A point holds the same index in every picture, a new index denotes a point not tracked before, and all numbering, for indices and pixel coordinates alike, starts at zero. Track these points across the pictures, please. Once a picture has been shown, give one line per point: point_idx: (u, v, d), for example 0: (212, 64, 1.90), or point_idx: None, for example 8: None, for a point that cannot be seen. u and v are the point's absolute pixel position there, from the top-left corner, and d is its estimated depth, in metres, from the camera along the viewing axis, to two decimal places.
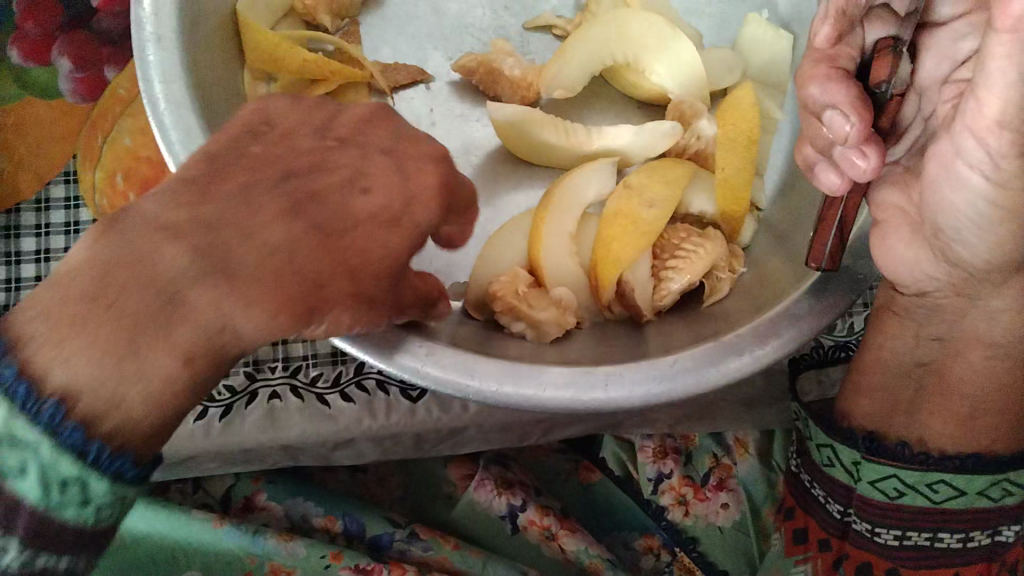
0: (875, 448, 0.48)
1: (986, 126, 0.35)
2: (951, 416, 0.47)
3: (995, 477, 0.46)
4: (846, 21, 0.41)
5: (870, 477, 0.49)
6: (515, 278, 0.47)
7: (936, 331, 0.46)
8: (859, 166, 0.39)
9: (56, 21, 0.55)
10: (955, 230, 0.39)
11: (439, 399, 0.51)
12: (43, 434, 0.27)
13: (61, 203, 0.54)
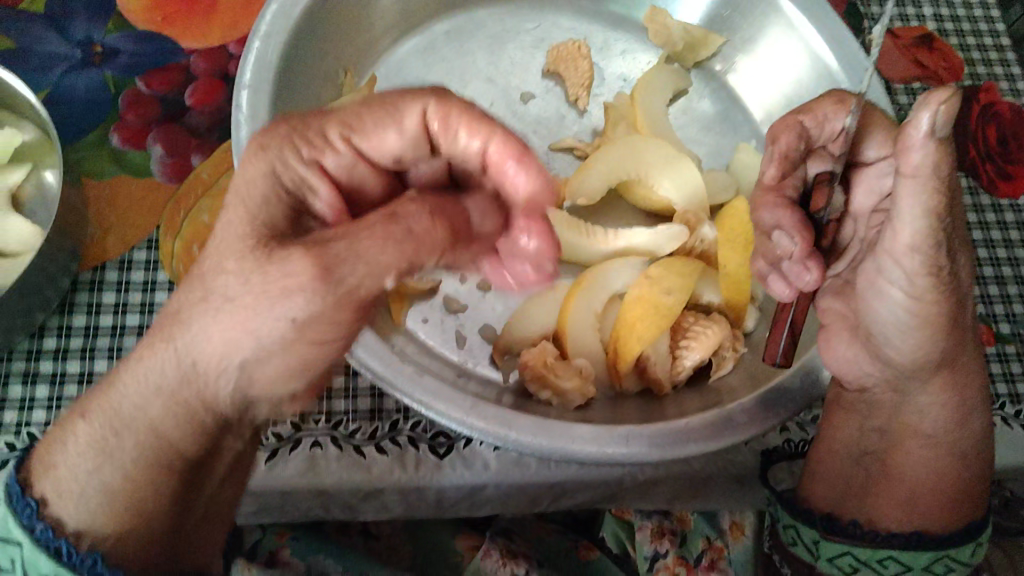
0: (831, 526, 0.52)
1: (902, 251, 0.43)
2: (895, 499, 0.52)
3: (937, 554, 0.51)
4: (789, 162, 0.51)
5: (829, 555, 0.52)
6: (545, 350, 0.55)
7: (878, 423, 0.53)
8: (805, 278, 0.46)
9: (155, 113, 0.65)
10: (886, 335, 0.48)
11: (463, 457, 0.56)
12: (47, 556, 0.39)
13: (142, 264, 0.61)
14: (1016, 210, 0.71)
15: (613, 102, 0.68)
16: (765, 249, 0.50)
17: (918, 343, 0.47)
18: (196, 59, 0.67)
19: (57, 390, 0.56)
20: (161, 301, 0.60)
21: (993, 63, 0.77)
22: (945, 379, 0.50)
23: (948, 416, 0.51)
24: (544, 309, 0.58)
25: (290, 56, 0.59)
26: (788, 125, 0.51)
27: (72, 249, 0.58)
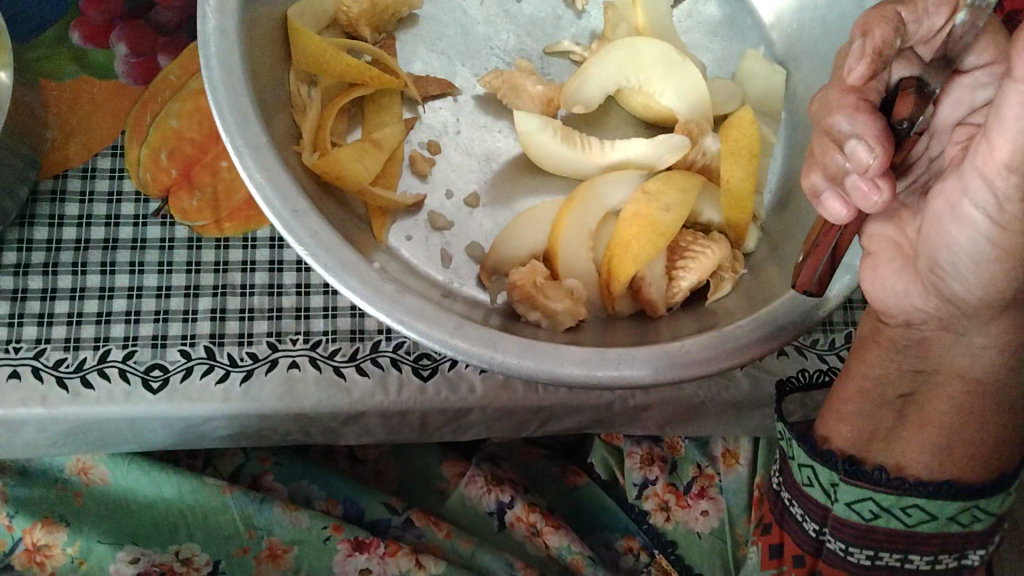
0: (853, 470, 0.46)
1: (995, 168, 0.37)
2: (928, 443, 0.46)
3: (967, 504, 0.44)
4: (880, 61, 0.43)
5: (845, 499, 0.47)
6: (535, 270, 0.52)
7: (916, 363, 0.47)
8: (870, 198, 0.40)
9: (119, 9, 0.60)
10: (952, 265, 0.42)
11: (448, 381, 0.54)
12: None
13: (107, 173, 0.57)
14: None
15: (614, 1, 0.62)
16: (820, 159, 0.45)
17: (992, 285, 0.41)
18: None
19: (19, 305, 0.53)
20: (127, 213, 0.56)
21: None
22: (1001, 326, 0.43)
23: (998, 358, 0.44)
24: (535, 225, 0.55)
25: None
26: (884, 16, 0.44)
27: (27, 157, 0.54)
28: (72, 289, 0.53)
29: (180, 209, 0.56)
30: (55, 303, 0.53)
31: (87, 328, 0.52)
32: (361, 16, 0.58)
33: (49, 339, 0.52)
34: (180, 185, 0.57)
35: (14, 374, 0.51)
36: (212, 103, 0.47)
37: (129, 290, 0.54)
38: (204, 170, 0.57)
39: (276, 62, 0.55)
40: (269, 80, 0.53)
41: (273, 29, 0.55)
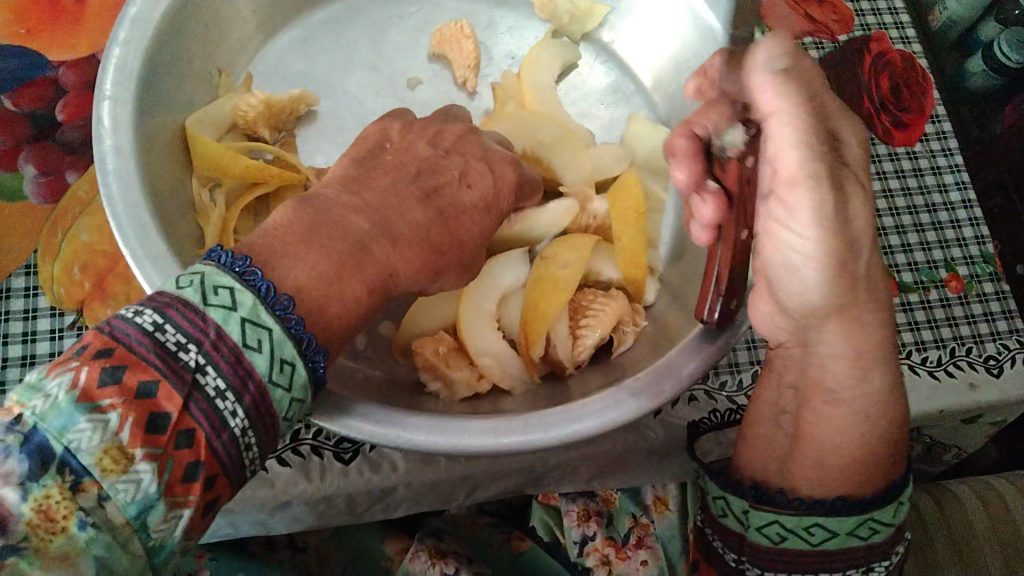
0: (759, 496, 0.50)
1: (784, 188, 0.43)
2: (821, 469, 0.49)
3: (861, 517, 0.48)
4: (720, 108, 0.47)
5: (756, 525, 0.50)
6: (439, 341, 0.54)
7: (792, 380, 0.50)
8: (702, 210, 0.50)
9: (24, 133, 0.62)
10: (779, 282, 0.47)
11: (370, 463, 0.55)
12: (278, 320, 0.36)
13: (21, 293, 0.58)
14: (911, 158, 0.71)
15: (501, 82, 0.66)
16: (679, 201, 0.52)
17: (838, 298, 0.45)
18: (65, 73, 0.64)
19: None
20: (43, 328, 0.57)
21: (883, 13, 0.77)
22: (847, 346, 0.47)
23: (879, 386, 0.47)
24: (442, 302, 0.56)
25: (152, 62, 0.56)
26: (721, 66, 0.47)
27: None
28: None
29: (95, 318, 0.58)
30: None
31: None
32: (258, 118, 0.61)
33: None
34: (94, 296, 0.58)
35: None
36: (110, 215, 0.49)
37: None
38: (117, 279, 0.58)
39: (176, 170, 0.57)
40: (168, 189, 0.55)
41: (172, 140, 0.58)
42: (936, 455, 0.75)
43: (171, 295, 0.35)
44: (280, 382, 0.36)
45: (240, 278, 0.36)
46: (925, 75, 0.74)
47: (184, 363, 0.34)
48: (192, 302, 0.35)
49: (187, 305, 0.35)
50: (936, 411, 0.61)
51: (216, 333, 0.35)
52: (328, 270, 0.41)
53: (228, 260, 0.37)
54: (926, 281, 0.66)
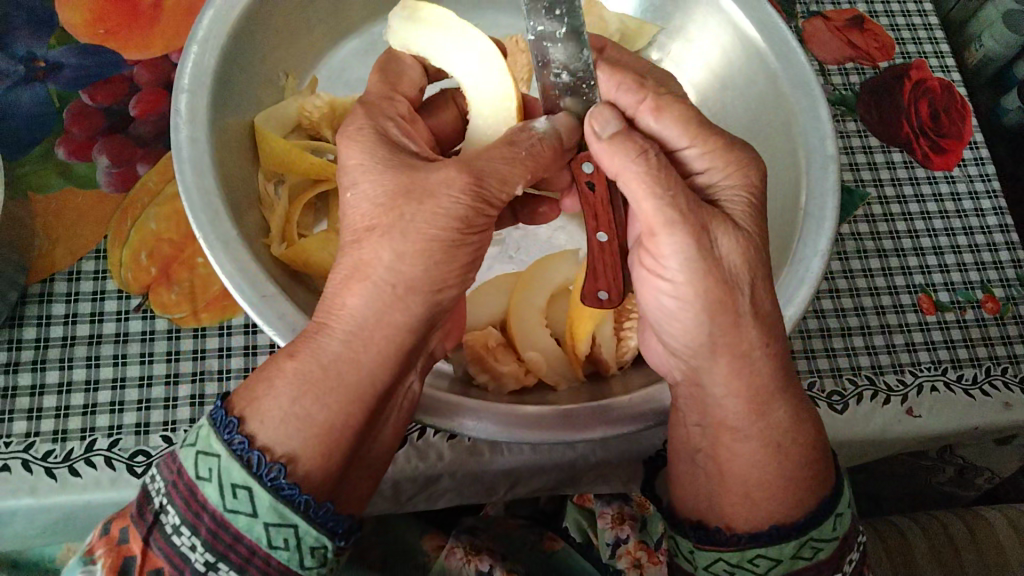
0: (701, 534, 0.47)
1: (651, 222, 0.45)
2: (741, 497, 0.46)
3: (799, 537, 0.44)
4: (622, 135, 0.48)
5: (705, 564, 0.47)
6: (487, 334, 0.57)
7: (698, 419, 0.49)
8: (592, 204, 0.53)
9: (99, 126, 0.66)
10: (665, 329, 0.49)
11: (417, 450, 0.57)
12: (267, 489, 0.36)
13: (91, 275, 0.61)
14: (950, 182, 0.73)
15: (552, 95, 0.70)
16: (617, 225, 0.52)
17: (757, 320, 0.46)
18: (139, 71, 0.68)
19: (9, 402, 0.56)
20: (110, 309, 0.60)
21: (923, 41, 0.79)
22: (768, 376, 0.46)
23: None
24: (492, 298, 0.60)
25: (227, 61, 0.59)
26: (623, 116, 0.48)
27: (17, 263, 0.58)
28: (59, 385, 0.57)
29: (160, 302, 0.60)
30: (43, 398, 0.56)
31: (74, 420, 0.56)
32: (322, 119, 0.64)
33: (38, 432, 0.55)
34: (159, 282, 0.61)
35: (4, 467, 0.53)
36: (185, 201, 0.52)
37: (113, 381, 0.57)
38: (181, 267, 0.61)
39: (246, 165, 0.60)
40: (238, 182, 0.58)
41: (242, 135, 0.61)
42: (969, 479, 0.75)
43: (174, 471, 0.38)
44: (283, 543, 0.37)
45: (248, 471, 0.36)
46: (965, 103, 0.76)
47: (178, 548, 0.37)
48: (211, 502, 0.37)
49: (204, 504, 0.37)
50: (971, 428, 0.62)
51: (215, 519, 0.36)
52: (336, 427, 0.39)
53: (230, 441, 0.37)
54: (962, 301, 0.68)
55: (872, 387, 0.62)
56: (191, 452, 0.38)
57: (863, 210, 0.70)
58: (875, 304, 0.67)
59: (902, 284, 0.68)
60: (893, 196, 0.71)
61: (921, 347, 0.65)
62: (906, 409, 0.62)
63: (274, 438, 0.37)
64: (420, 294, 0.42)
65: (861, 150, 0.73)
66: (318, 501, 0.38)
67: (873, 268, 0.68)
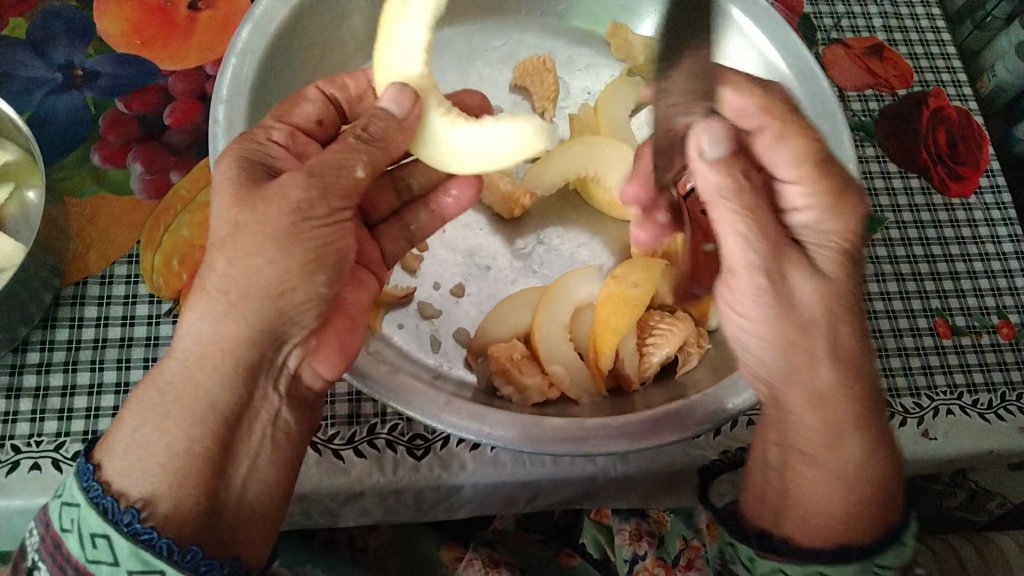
0: (766, 544, 0.46)
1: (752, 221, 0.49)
2: (813, 505, 0.46)
3: (865, 563, 0.44)
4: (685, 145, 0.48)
5: (762, 573, 0.46)
6: (512, 347, 0.58)
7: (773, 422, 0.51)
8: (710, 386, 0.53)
9: (134, 134, 0.67)
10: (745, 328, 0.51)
11: (440, 460, 0.58)
12: (125, 533, 0.37)
13: (123, 279, 0.62)
14: (966, 208, 0.74)
15: (577, 113, 0.71)
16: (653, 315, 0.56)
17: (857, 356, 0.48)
18: (174, 81, 0.69)
19: (40, 402, 0.57)
20: (142, 313, 0.61)
21: (942, 70, 0.81)
22: (861, 388, 0.48)
23: None
24: (518, 310, 0.61)
25: (264, 73, 0.61)
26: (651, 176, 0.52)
27: (54, 266, 0.59)
28: (90, 386, 0.58)
29: None
30: (74, 399, 0.57)
31: (104, 421, 0.57)
32: None
33: (68, 432, 0.56)
34: (190, 288, 0.62)
35: (35, 465, 0.54)
36: None
37: (143, 384, 0.59)
38: None
39: None
40: None
41: None
42: (980, 503, 0.76)
43: (44, 522, 0.40)
44: None
45: (104, 518, 0.38)
46: (982, 131, 0.77)
47: None
48: (74, 555, 0.38)
49: (69, 558, 0.38)
50: (987, 451, 0.62)
51: (75, 566, 0.38)
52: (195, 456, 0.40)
53: (88, 490, 0.39)
54: (978, 326, 0.68)
55: (889, 409, 0.63)
56: (59, 505, 0.40)
57: (882, 234, 0.72)
58: (893, 327, 0.67)
59: (919, 308, 0.69)
60: (910, 221, 0.73)
61: (937, 371, 0.66)
62: (922, 431, 0.62)
63: (130, 479, 0.39)
64: (258, 298, 0.42)
65: (880, 176, 0.74)
66: (183, 546, 0.39)
67: (891, 291, 0.69)
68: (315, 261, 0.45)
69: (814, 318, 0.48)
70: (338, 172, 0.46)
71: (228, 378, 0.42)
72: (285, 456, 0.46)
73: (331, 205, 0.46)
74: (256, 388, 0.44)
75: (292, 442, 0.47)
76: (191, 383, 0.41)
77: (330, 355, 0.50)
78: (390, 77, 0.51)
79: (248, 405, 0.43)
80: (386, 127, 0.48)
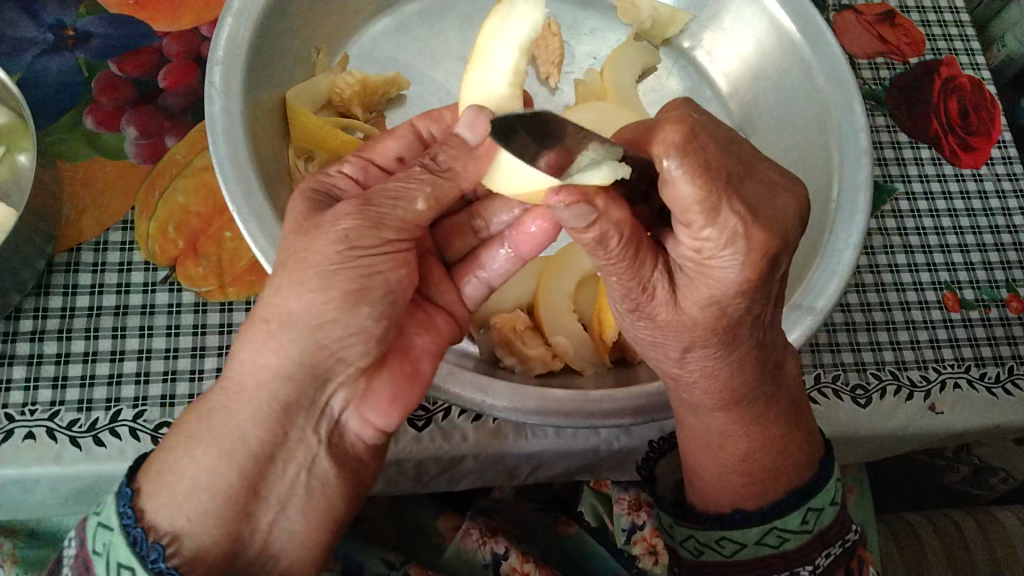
0: (683, 512, 0.52)
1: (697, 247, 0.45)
2: (719, 479, 0.50)
3: (762, 526, 0.49)
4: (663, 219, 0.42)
5: (680, 538, 0.52)
6: (516, 318, 0.57)
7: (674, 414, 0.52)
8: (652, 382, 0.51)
9: (128, 97, 0.65)
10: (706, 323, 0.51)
11: (442, 431, 0.57)
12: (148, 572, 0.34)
13: (118, 245, 0.61)
14: (977, 180, 0.73)
15: (583, 79, 0.69)
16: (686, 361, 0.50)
17: (714, 369, 0.45)
18: (169, 43, 0.67)
19: (34, 369, 0.56)
20: (137, 280, 0.60)
21: (954, 38, 0.79)
22: (709, 387, 0.47)
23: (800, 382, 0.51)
24: (522, 280, 0.60)
25: (261, 35, 0.59)
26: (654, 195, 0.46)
27: (46, 233, 0.58)
28: (85, 354, 0.57)
29: (186, 275, 0.60)
30: (69, 367, 0.56)
31: (99, 390, 0.56)
32: (353, 97, 0.64)
33: (63, 401, 0.55)
34: (186, 255, 0.61)
35: (28, 434, 0.53)
36: (220, 173, 0.52)
37: (139, 352, 0.57)
38: (209, 241, 0.61)
39: (277, 140, 0.60)
40: (271, 158, 0.58)
41: (273, 109, 0.61)
42: (983, 478, 0.76)
43: (80, 539, 0.37)
44: None
45: (131, 551, 0.35)
46: (994, 101, 0.76)
47: None
48: None
49: None
50: (993, 426, 0.62)
51: None
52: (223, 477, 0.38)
53: (122, 516, 0.36)
54: (987, 299, 0.67)
55: (896, 382, 0.62)
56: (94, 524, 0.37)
57: (890, 205, 0.70)
58: (901, 300, 0.66)
59: (928, 280, 0.68)
60: (920, 192, 0.71)
61: (945, 344, 0.65)
62: (929, 405, 0.62)
63: (161, 513, 0.36)
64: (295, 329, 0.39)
65: (890, 146, 0.73)
66: None
67: (899, 263, 0.68)
68: (359, 290, 0.41)
69: (678, 335, 0.43)
70: (394, 203, 0.43)
71: (254, 409, 0.39)
72: (321, 509, 0.42)
73: (382, 235, 0.42)
74: (291, 431, 0.40)
75: (330, 492, 0.43)
76: (224, 414, 0.38)
77: (382, 402, 0.44)
78: (473, 98, 0.48)
79: (280, 448, 0.40)
80: (456, 156, 0.45)
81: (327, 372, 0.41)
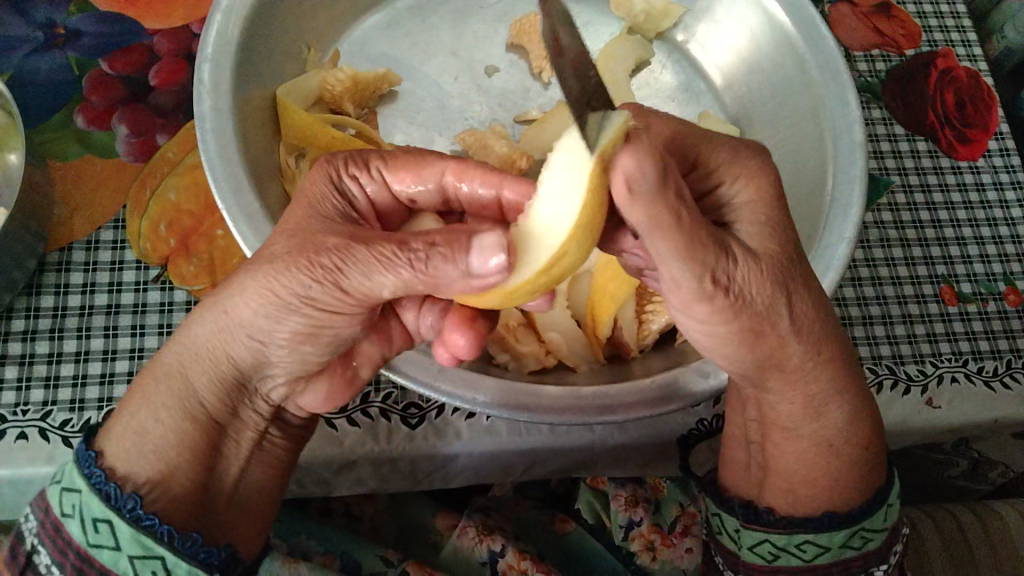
0: (752, 515, 0.50)
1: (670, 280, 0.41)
2: (801, 477, 0.48)
3: (851, 529, 0.47)
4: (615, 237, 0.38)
5: (748, 543, 0.50)
6: (508, 315, 0.57)
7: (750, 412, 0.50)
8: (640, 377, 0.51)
9: (120, 95, 0.65)
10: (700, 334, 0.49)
11: (436, 429, 0.57)
12: (129, 519, 0.39)
13: (109, 244, 0.61)
14: (974, 172, 0.72)
15: (576, 73, 0.69)
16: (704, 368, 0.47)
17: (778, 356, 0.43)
18: (160, 40, 0.67)
19: (25, 369, 0.56)
20: (129, 279, 0.60)
21: (951, 29, 0.78)
22: (826, 364, 0.45)
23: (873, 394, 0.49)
24: None
25: (251, 31, 0.59)
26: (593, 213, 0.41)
27: (37, 231, 0.57)
28: (76, 353, 0.57)
29: (178, 274, 0.60)
30: (60, 366, 0.56)
31: (91, 390, 0.55)
32: (345, 94, 0.64)
33: (55, 401, 0.55)
34: (178, 253, 0.61)
35: (21, 435, 0.53)
36: (209, 170, 0.52)
37: (131, 351, 0.57)
38: (201, 240, 0.61)
39: (268, 137, 0.60)
40: (261, 156, 0.58)
41: (264, 106, 0.60)
42: (982, 472, 0.76)
43: (42, 508, 0.41)
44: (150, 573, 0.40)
45: (106, 504, 0.40)
46: (991, 93, 0.75)
47: None
48: (75, 538, 0.40)
49: (69, 542, 0.40)
50: (991, 420, 0.61)
51: (76, 551, 0.40)
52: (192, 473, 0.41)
53: (90, 476, 0.41)
54: (984, 292, 0.67)
55: (892, 376, 0.62)
56: (56, 490, 0.41)
57: (887, 198, 0.70)
58: (898, 293, 0.66)
59: (924, 273, 0.67)
60: (917, 184, 0.71)
61: (942, 338, 0.64)
62: (926, 400, 0.61)
63: (131, 466, 0.41)
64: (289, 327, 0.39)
65: (887, 138, 0.72)
66: (184, 532, 0.41)
67: (896, 257, 0.68)
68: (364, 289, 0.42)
69: (760, 313, 0.40)
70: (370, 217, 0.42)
71: (213, 380, 0.43)
72: (270, 458, 0.49)
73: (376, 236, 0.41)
74: (241, 403, 0.45)
75: (276, 448, 0.49)
76: (180, 378, 0.42)
77: (318, 396, 0.48)
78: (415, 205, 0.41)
79: (232, 415, 0.45)
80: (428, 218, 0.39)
81: (263, 367, 0.44)
